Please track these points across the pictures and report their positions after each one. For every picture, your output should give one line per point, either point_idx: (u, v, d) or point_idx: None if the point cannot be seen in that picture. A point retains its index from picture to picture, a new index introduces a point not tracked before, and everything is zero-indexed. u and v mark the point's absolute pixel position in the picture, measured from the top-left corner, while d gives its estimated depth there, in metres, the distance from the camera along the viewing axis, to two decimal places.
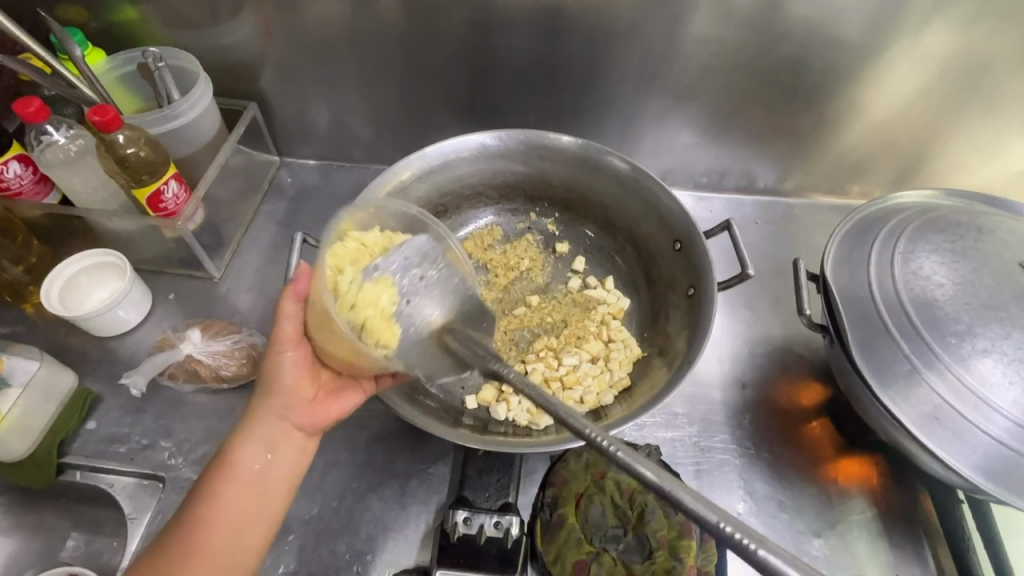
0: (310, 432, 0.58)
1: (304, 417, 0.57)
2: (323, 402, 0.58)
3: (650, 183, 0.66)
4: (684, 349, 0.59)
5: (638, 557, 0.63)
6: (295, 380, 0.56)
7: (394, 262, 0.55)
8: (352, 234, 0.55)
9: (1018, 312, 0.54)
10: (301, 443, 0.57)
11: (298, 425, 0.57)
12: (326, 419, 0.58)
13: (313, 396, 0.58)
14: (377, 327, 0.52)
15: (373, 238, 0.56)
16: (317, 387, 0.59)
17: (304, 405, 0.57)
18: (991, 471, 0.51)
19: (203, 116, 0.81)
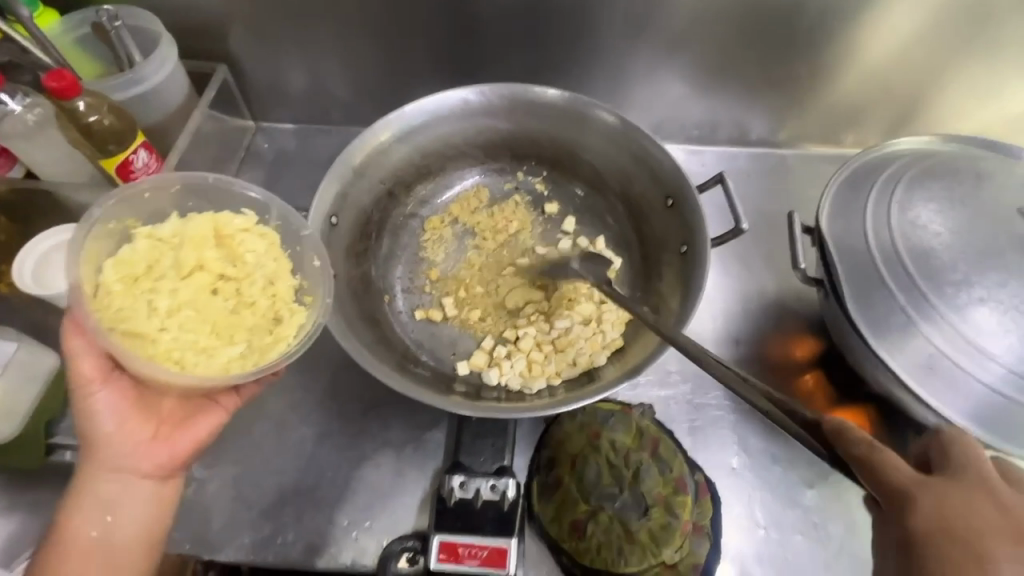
0: (160, 475, 0.55)
1: (142, 464, 0.53)
2: (166, 439, 0.55)
3: (642, 137, 0.64)
4: (677, 308, 0.58)
5: (635, 513, 0.63)
6: (119, 421, 0.52)
7: (207, 257, 0.53)
8: (142, 234, 0.54)
9: (1016, 259, 0.53)
10: (153, 491, 0.54)
11: (140, 474, 0.53)
12: (177, 454, 0.55)
13: (152, 434, 0.54)
14: (196, 328, 0.50)
15: (168, 231, 0.54)
16: (156, 424, 0.55)
17: (143, 448, 0.53)
18: (983, 419, 0.52)
19: (169, 80, 0.77)
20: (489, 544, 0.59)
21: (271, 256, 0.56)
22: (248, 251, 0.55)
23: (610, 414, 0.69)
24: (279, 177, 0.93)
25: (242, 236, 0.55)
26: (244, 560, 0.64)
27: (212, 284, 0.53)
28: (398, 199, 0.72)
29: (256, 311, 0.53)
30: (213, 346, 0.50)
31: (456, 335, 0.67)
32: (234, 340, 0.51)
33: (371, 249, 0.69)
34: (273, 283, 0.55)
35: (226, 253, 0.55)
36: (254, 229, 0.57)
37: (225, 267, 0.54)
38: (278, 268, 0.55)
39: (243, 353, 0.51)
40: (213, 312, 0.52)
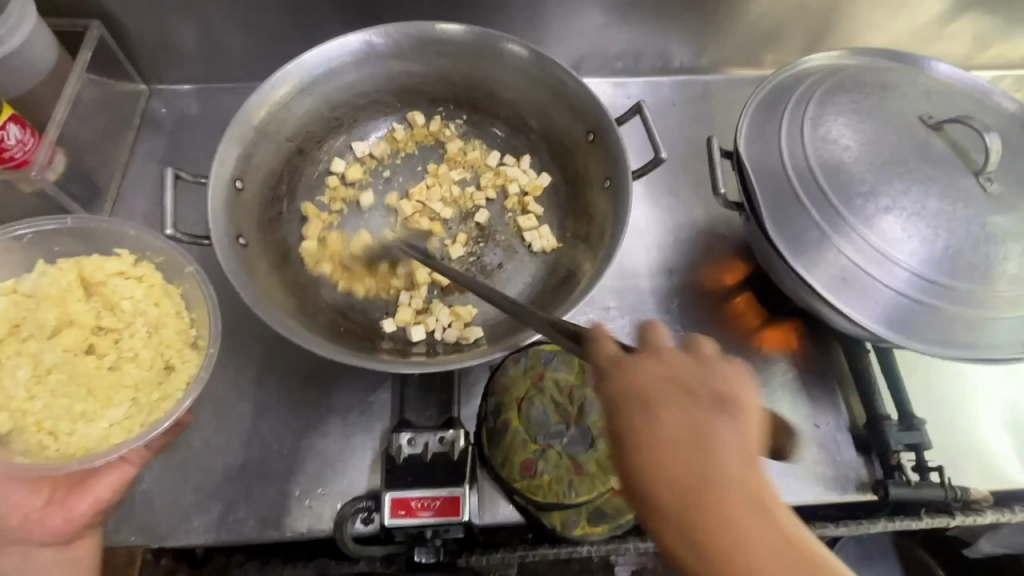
0: (66, 541, 0.51)
1: (33, 533, 0.50)
2: (61, 503, 0.51)
3: (557, 71, 0.61)
4: (607, 240, 0.58)
5: (582, 447, 0.66)
6: (2, 496, 0.51)
7: (86, 309, 0.54)
8: (9, 292, 0.54)
9: (918, 167, 0.55)
10: (57, 555, 0.51)
11: (37, 544, 0.50)
12: (69, 520, 0.51)
13: (45, 502, 0.52)
14: (67, 389, 0.51)
15: (31, 283, 0.55)
16: (49, 490, 0.52)
17: (35, 516, 0.51)
18: (893, 321, 0.55)
19: (31, 42, 0.69)
20: (441, 494, 0.59)
21: (149, 301, 0.56)
22: (122, 299, 0.55)
23: (553, 354, 0.71)
24: (182, 144, 0.86)
25: (114, 281, 0.56)
26: (195, 542, 0.63)
27: (87, 340, 0.53)
28: (310, 155, 0.67)
29: (140, 364, 0.53)
30: (92, 410, 0.51)
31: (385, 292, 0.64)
32: (117, 401, 0.51)
33: (284, 213, 0.64)
34: (157, 331, 0.55)
35: (102, 302, 0.55)
36: (129, 272, 0.57)
37: (100, 320, 0.54)
38: (159, 313, 0.56)
39: (128, 414, 0.51)
40: (88, 374, 0.52)
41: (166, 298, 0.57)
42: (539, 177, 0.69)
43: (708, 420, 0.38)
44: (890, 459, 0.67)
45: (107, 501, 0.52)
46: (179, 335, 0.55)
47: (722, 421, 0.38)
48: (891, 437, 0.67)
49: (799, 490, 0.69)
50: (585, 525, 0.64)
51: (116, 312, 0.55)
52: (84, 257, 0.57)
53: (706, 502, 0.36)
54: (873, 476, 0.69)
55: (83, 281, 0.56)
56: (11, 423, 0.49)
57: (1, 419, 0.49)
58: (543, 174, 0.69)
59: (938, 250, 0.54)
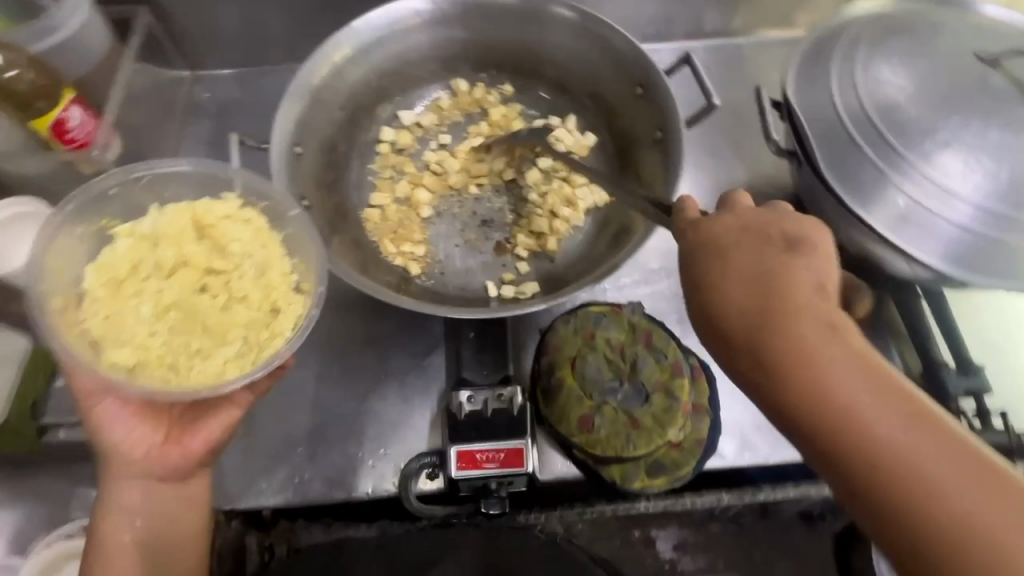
0: (181, 478, 0.54)
1: (155, 467, 0.52)
2: (179, 440, 0.54)
3: (604, 28, 0.62)
4: (663, 188, 0.58)
5: (638, 402, 0.66)
6: (123, 432, 0.52)
7: (197, 248, 0.53)
8: (125, 233, 0.54)
9: (977, 102, 0.55)
10: (175, 492, 0.54)
11: (157, 478, 0.53)
12: (186, 456, 0.53)
13: (164, 438, 0.53)
14: (185, 326, 0.50)
15: (149, 224, 0.54)
16: (167, 426, 0.54)
17: (153, 452, 0.53)
18: (954, 257, 0.55)
19: (88, 27, 0.71)
20: (505, 446, 0.60)
21: (256, 243, 0.54)
22: (232, 241, 0.54)
23: (602, 314, 0.71)
24: (227, 126, 0.88)
25: (224, 224, 0.54)
26: (265, 503, 0.65)
27: (200, 281, 0.52)
28: (360, 124, 0.68)
29: (249, 304, 0.51)
30: (207, 347, 0.49)
31: (443, 255, 0.65)
32: (230, 340, 0.50)
33: (340, 180, 0.66)
34: (264, 273, 0.53)
35: (212, 244, 0.54)
36: (236, 215, 0.55)
37: (212, 261, 0.53)
38: (266, 255, 0.54)
39: (239, 352, 0.50)
40: (204, 313, 0.50)
41: (271, 240, 0.55)
42: (585, 138, 0.69)
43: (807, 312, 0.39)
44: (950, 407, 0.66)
45: (218, 443, 0.55)
46: (284, 277, 0.53)
47: (811, 319, 0.38)
48: (949, 384, 0.67)
49: None
50: (644, 477, 0.65)
51: (225, 254, 0.53)
52: (197, 201, 0.56)
53: (854, 399, 0.36)
54: None
55: (196, 222, 0.54)
56: (137, 357, 0.48)
57: (127, 354, 0.48)
58: (589, 133, 0.69)
59: (1002, 182, 0.53)
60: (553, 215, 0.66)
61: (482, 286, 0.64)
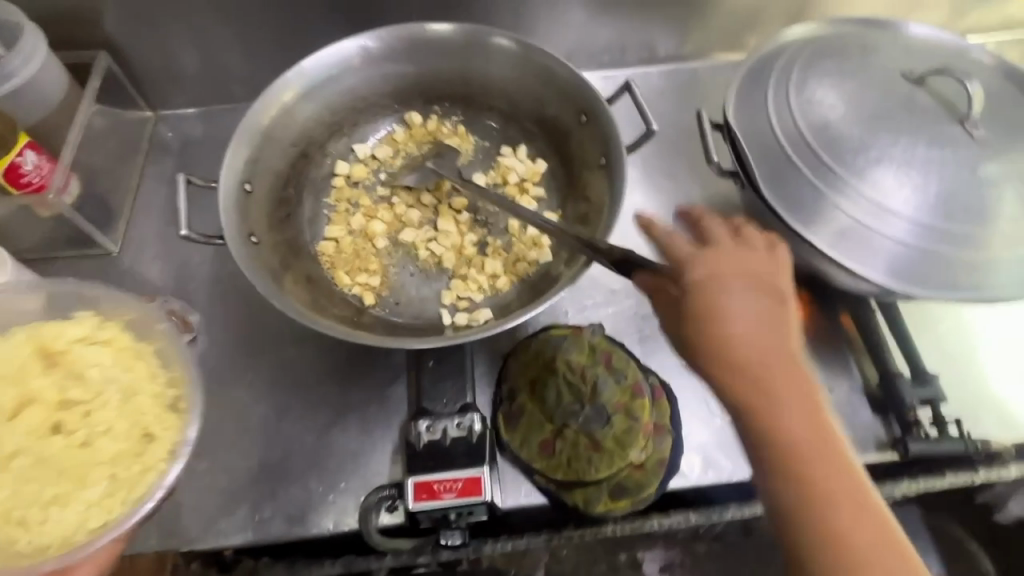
0: None
1: None
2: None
3: (545, 59, 0.64)
4: (608, 211, 0.59)
5: (599, 425, 0.66)
6: None
7: (49, 379, 0.53)
8: None
9: (904, 119, 0.57)
10: None
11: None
12: None
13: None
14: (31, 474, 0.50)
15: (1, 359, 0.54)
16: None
17: None
18: (897, 271, 0.55)
19: (44, 73, 0.72)
20: (463, 475, 0.60)
21: (120, 366, 0.56)
22: (93, 365, 0.55)
23: (563, 338, 0.72)
24: (189, 164, 0.89)
25: (79, 348, 0.55)
26: (225, 544, 0.64)
27: (54, 417, 0.52)
28: (314, 159, 0.69)
29: (114, 437, 0.52)
30: (64, 493, 0.49)
31: (398, 285, 0.66)
32: (92, 481, 0.50)
33: (293, 214, 0.66)
34: (132, 398, 0.54)
35: (65, 371, 0.54)
36: (96, 336, 0.57)
37: (70, 392, 0.53)
38: (132, 380, 0.55)
39: (105, 493, 0.50)
40: (54, 457, 0.50)
41: (137, 361, 0.56)
42: (536, 164, 0.71)
43: (780, 305, 0.46)
44: (907, 416, 0.68)
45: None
46: (155, 400, 0.55)
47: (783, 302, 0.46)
48: (903, 393, 0.68)
49: None
50: (607, 501, 0.65)
51: (84, 382, 0.54)
52: (40, 325, 0.57)
53: (757, 366, 0.44)
54: (891, 435, 0.69)
55: (45, 352, 0.55)
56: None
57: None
58: (540, 159, 0.71)
59: (932, 196, 0.55)
60: (519, 260, 0.66)
61: (436, 314, 0.64)
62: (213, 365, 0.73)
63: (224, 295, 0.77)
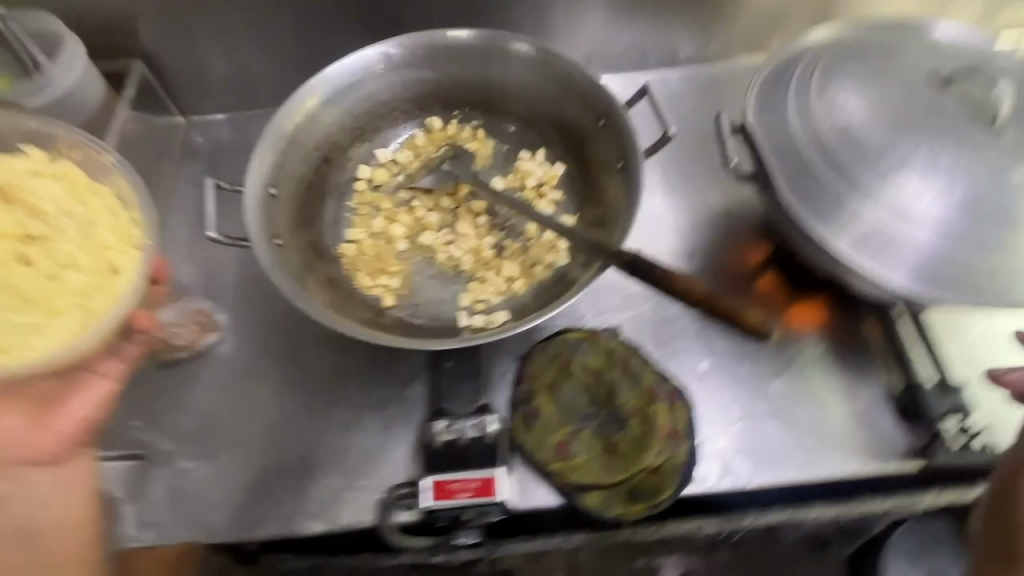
0: (60, 460, 0.51)
1: (20, 453, 0.49)
2: (42, 422, 0.51)
3: (564, 64, 0.65)
4: (624, 216, 0.60)
5: (615, 428, 0.67)
6: None
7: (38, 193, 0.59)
8: None
9: (928, 122, 0.56)
10: (49, 476, 0.50)
11: (28, 462, 0.50)
12: (54, 433, 0.50)
13: (28, 420, 0.50)
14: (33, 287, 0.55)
15: None
16: (25, 412, 0.51)
17: (18, 434, 0.50)
18: (921, 278, 0.54)
19: (84, 81, 0.75)
20: (478, 475, 0.61)
21: (75, 200, 0.61)
22: (44, 201, 0.59)
23: (580, 341, 0.72)
24: (218, 169, 0.91)
25: (31, 181, 0.60)
26: (247, 537, 0.66)
27: (16, 248, 0.56)
28: (336, 163, 0.71)
29: (81, 269, 0.57)
30: (38, 321, 0.54)
31: (417, 286, 0.67)
32: (63, 309, 0.55)
33: (316, 217, 0.68)
34: (91, 232, 0.59)
35: (24, 209, 0.58)
36: (46, 172, 0.61)
37: (29, 227, 0.57)
38: (87, 213, 0.60)
39: (71, 322, 0.55)
40: (70, 280, 0.57)
41: (90, 197, 0.61)
42: (554, 168, 0.71)
43: None
44: (933, 426, 0.66)
45: (94, 418, 0.53)
46: (119, 238, 0.60)
47: None
48: (930, 403, 0.67)
49: (835, 461, 0.68)
50: (623, 503, 0.64)
51: (40, 217, 0.58)
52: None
53: None
54: (917, 444, 0.68)
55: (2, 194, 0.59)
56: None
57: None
58: (558, 163, 0.71)
59: (957, 201, 0.54)
60: (535, 263, 0.66)
61: (454, 316, 0.65)
62: (239, 363, 0.75)
63: (250, 295, 0.79)
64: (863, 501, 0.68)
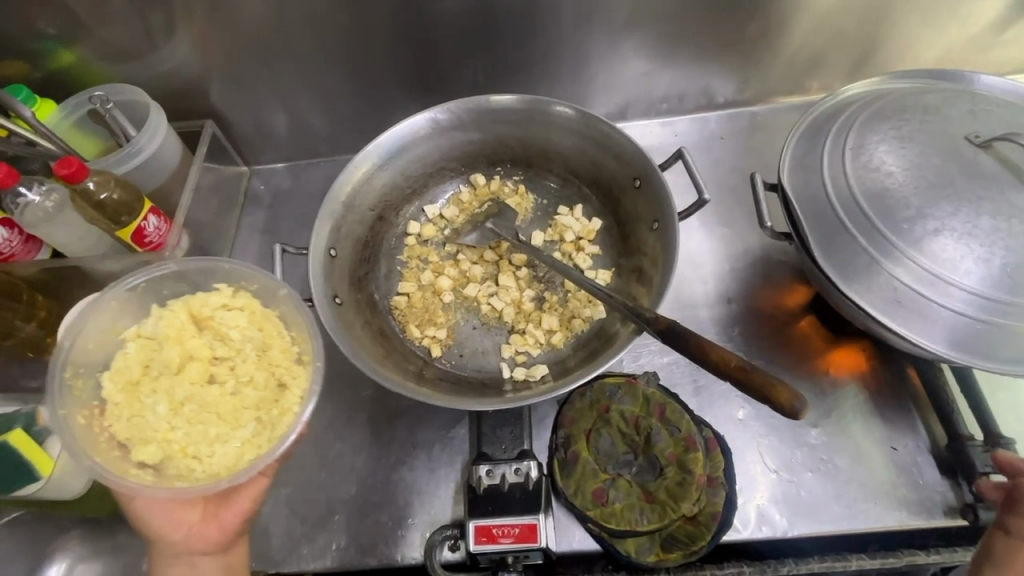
0: (225, 547, 0.61)
1: (196, 544, 0.60)
2: (214, 516, 0.61)
3: (602, 125, 0.67)
4: (660, 276, 0.62)
5: (651, 476, 0.70)
6: (162, 519, 0.60)
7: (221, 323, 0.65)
8: (137, 335, 0.64)
9: (965, 187, 0.56)
10: (220, 558, 0.61)
11: (200, 553, 0.60)
12: (223, 531, 0.61)
13: (202, 516, 0.61)
14: (225, 409, 0.60)
15: (148, 326, 0.64)
16: (201, 508, 0.62)
17: (189, 532, 0.60)
18: (956, 341, 0.55)
19: (164, 145, 0.83)
20: (520, 521, 0.64)
21: (253, 326, 0.66)
22: (228, 329, 0.65)
23: (617, 387, 0.74)
24: (278, 215, 0.99)
25: (219, 314, 0.65)
26: (306, 568, 0.71)
27: (207, 370, 0.62)
28: (389, 221, 0.76)
29: (256, 386, 0.62)
30: (225, 432, 0.60)
31: (463, 337, 0.72)
32: (244, 422, 0.60)
33: (370, 272, 0.73)
34: (265, 353, 0.64)
35: (213, 334, 0.65)
36: (231, 304, 0.66)
37: (216, 350, 0.63)
38: (265, 336, 0.65)
39: (254, 432, 0.60)
40: (246, 395, 0.61)
41: (267, 323, 0.66)
42: (592, 223, 0.75)
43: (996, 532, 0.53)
44: (978, 482, 0.66)
45: (246, 514, 0.63)
46: (284, 355, 0.64)
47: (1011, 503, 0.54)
48: (975, 459, 0.66)
49: (874, 514, 0.68)
50: (658, 551, 0.67)
51: (227, 341, 0.64)
52: (189, 297, 0.67)
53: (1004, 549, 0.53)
54: (961, 500, 0.67)
55: (193, 318, 0.65)
56: (160, 452, 0.58)
57: (151, 451, 0.58)
58: (595, 219, 0.75)
59: (994, 268, 0.54)
60: (574, 317, 0.70)
61: (497, 366, 0.69)
62: None
63: None
64: (913, 555, 0.65)
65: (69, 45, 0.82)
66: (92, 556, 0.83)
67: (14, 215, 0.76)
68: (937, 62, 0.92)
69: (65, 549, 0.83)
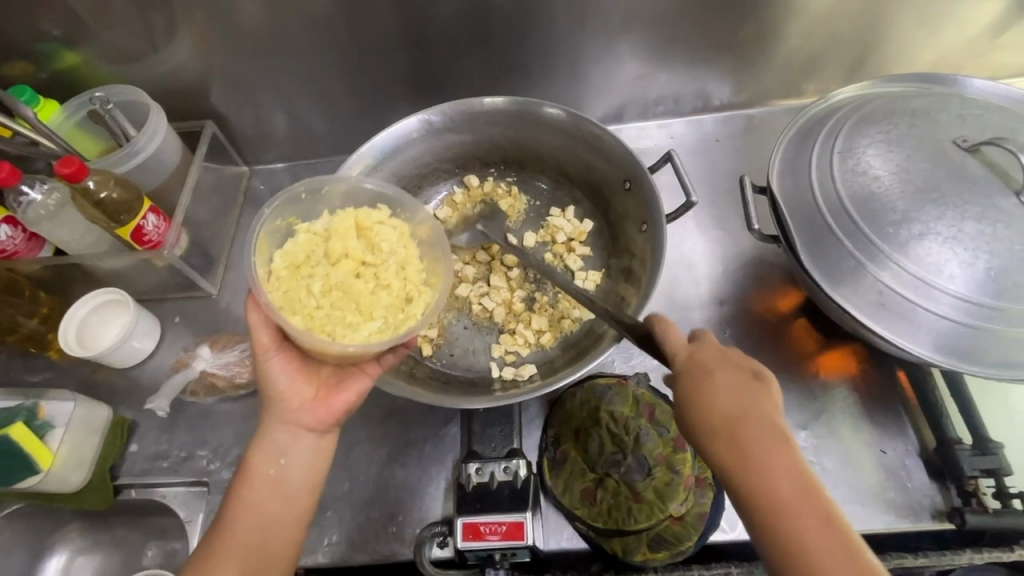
0: (321, 431, 0.60)
1: (306, 417, 0.59)
2: (325, 398, 0.60)
3: (592, 127, 0.68)
4: (647, 278, 0.63)
5: (640, 476, 0.68)
6: (288, 383, 0.59)
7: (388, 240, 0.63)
8: (300, 227, 0.63)
9: (951, 191, 0.56)
10: (315, 441, 0.60)
11: (305, 426, 0.59)
12: (330, 415, 0.60)
13: (313, 395, 0.60)
14: (366, 304, 0.58)
15: (339, 223, 0.62)
16: (316, 386, 0.61)
17: (305, 406, 0.59)
18: (942, 345, 0.55)
19: (164, 145, 0.84)
20: (507, 519, 0.65)
21: (400, 244, 0.63)
22: (382, 241, 0.63)
23: (608, 388, 0.75)
24: None
25: (378, 228, 0.63)
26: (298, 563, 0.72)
27: (357, 269, 0.61)
28: None
29: (390, 291, 0.60)
30: (358, 320, 0.58)
31: (454, 336, 0.73)
32: (375, 315, 0.58)
33: None
34: (404, 267, 0.62)
35: (367, 243, 0.63)
36: (389, 222, 0.64)
37: (366, 255, 0.62)
38: (407, 254, 0.62)
39: (380, 328, 0.58)
40: (378, 297, 0.60)
41: (412, 244, 0.64)
42: (583, 224, 0.76)
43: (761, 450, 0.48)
44: (966, 486, 0.66)
45: (355, 404, 0.61)
46: (417, 273, 0.62)
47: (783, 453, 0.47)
48: (964, 463, 0.66)
49: (865, 517, 0.68)
50: (646, 551, 0.67)
51: (376, 250, 0.62)
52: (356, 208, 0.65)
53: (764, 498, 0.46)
54: (949, 503, 0.67)
55: (357, 226, 0.63)
56: (305, 323, 0.56)
57: (299, 321, 0.56)
58: (587, 220, 0.77)
59: (980, 271, 0.54)
60: (563, 317, 0.71)
61: (486, 366, 0.71)
62: None
63: None
64: (901, 559, 0.63)
65: (73, 47, 0.84)
66: (89, 550, 0.86)
67: (16, 214, 0.78)
68: (933, 66, 0.92)
69: (65, 542, 0.86)
